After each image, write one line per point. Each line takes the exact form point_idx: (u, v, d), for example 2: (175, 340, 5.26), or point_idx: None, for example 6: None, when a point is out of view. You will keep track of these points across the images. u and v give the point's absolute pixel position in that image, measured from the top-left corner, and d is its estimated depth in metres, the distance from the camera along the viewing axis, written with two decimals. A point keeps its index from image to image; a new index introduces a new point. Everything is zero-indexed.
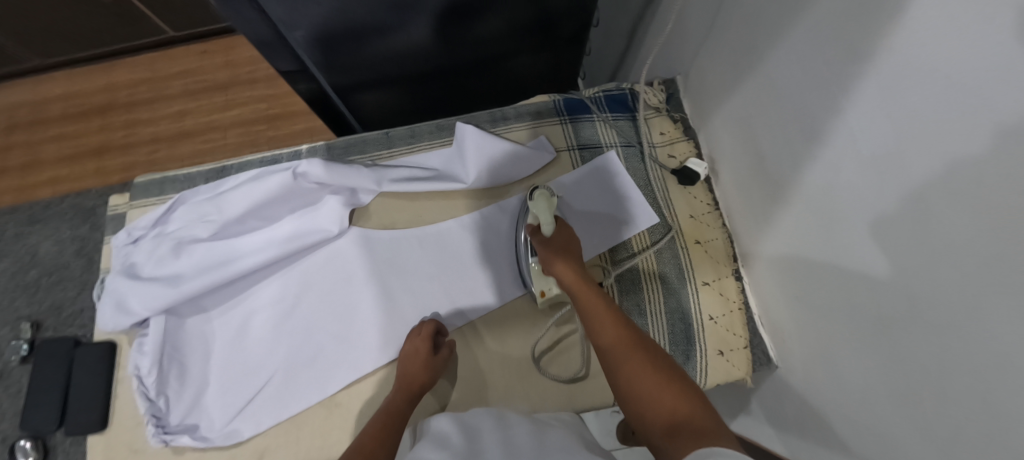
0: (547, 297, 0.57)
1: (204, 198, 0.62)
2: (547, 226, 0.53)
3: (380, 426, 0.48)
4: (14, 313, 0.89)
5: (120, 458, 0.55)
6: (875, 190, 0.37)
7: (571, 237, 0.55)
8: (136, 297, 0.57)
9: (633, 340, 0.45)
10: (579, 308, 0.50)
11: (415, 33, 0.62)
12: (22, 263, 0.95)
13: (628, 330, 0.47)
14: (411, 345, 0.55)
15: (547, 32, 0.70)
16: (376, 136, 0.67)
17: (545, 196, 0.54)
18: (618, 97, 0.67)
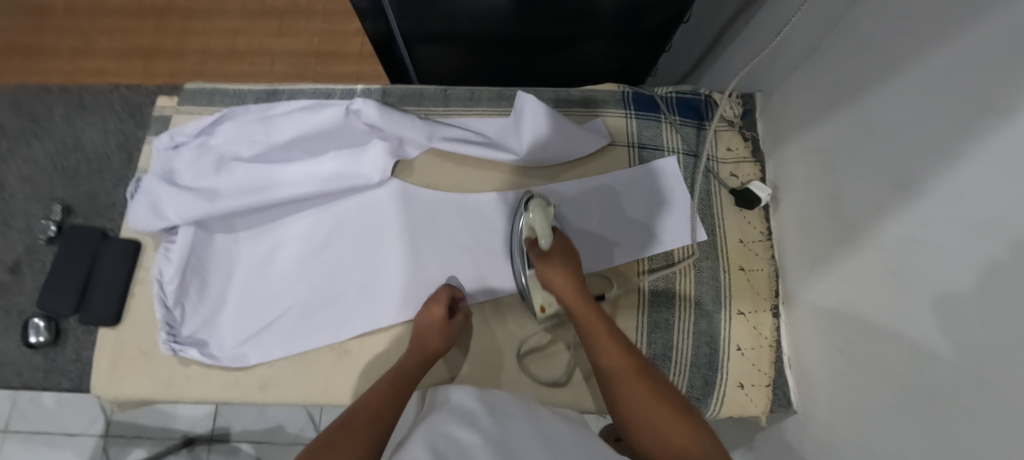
0: (546, 313, 0.56)
1: (252, 118, 0.61)
2: (545, 239, 0.50)
3: (389, 388, 0.47)
4: (48, 192, 0.92)
5: (130, 356, 0.56)
6: (964, 258, 0.33)
7: (569, 253, 0.54)
8: (171, 204, 0.56)
9: (636, 369, 0.46)
10: (584, 332, 0.50)
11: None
12: (64, 145, 0.96)
13: (631, 357, 0.47)
14: (429, 312, 0.54)
15: (631, 21, 0.66)
16: (434, 91, 0.65)
17: (541, 206, 0.52)
18: (692, 103, 0.64)
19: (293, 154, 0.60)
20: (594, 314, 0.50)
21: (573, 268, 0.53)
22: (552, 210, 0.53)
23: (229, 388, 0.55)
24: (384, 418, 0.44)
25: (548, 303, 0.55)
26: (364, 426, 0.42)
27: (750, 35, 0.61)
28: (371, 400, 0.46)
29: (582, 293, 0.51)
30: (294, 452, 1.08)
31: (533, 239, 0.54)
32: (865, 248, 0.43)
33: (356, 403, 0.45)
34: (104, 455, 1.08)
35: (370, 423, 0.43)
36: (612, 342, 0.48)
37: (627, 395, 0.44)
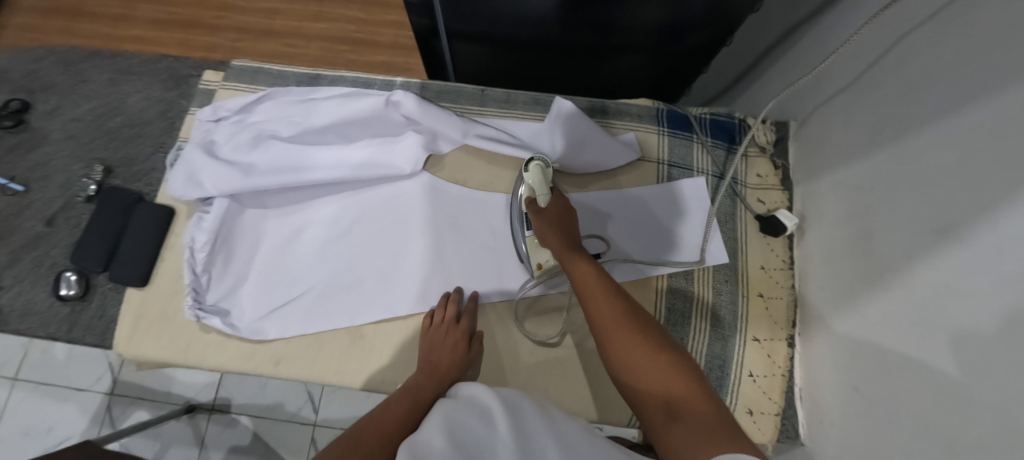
0: (543, 270, 0.55)
1: (293, 99, 0.62)
2: (541, 196, 0.52)
3: (406, 407, 0.47)
4: (89, 152, 0.94)
5: (153, 319, 0.57)
6: (997, 312, 0.33)
7: (564, 208, 0.53)
8: (209, 175, 0.57)
9: (627, 313, 0.44)
10: (573, 282, 0.48)
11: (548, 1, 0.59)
12: (110, 106, 0.99)
13: (621, 301, 0.45)
14: (447, 336, 0.55)
15: (671, 39, 0.67)
16: (471, 90, 0.66)
17: (540, 167, 0.54)
18: (726, 125, 0.64)
19: (329, 138, 0.61)
20: (584, 262, 0.48)
21: (567, 222, 0.52)
22: (550, 172, 0.54)
23: (246, 360, 0.56)
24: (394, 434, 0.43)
25: (545, 260, 0.55)
26: (374, 443, 0.42)
27: (789, 65, 0.61)
28: (384, 419, 0.45)
29: (573, 245, 0.50)
30: (291, 430, 1.10)
31: (532, 200, 0.54)
32: (896, 292, 0.43)
33: (368, 420, 0.45)
34: (107, 413, 1.10)
35: (380, 440, 0.42)
36: (602, 288, 0.46)
37: (617, 340, 0.42)
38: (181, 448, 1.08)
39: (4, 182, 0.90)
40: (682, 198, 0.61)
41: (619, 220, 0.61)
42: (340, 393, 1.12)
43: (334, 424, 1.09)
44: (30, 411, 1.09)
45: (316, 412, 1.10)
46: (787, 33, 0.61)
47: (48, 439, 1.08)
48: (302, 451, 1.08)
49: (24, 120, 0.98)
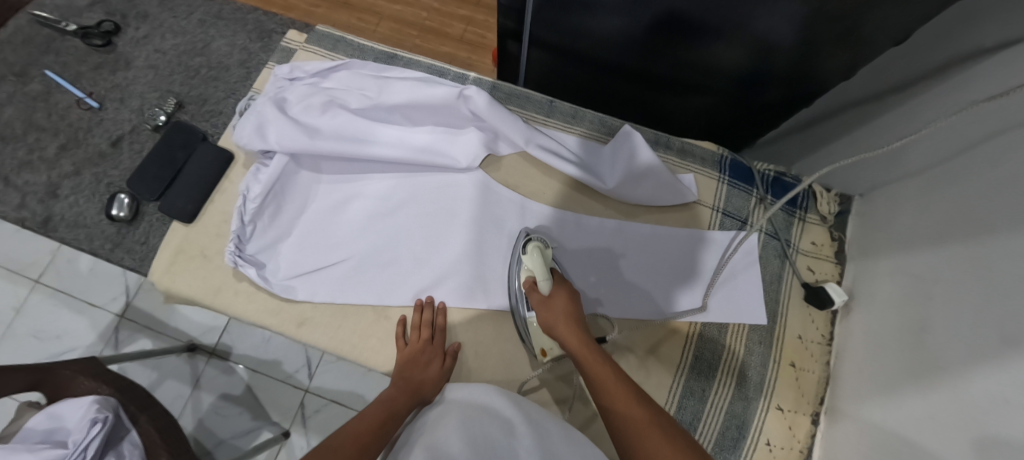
0: (547, 357, 0.55)
1: (367, 74, 0.63)
2: (544, 281, 0.53)
3: (378, 419, 0.50)
4: (166, 84, 0.98)
5: (192, 256, 0.59)
6: None
7: (571, 298, 0.53)
8: (276, 130, 0.58)
9: (646, 418, 0.43)
10: (588, 380, 0.48)
11: (635, 24, 0.60)
12: (194, 46, 1.02)
13: (641, 405, 0.44)
14: (419, 352, 0.55)
15: (749, 90, 0.67)
16: (540, 100, 0.66)
17: (540, 248, 0.54)
18: (789, 186, 0.62)
19: (395, 118, 0.62)
20: (598, 359, 0.48)
21: (574, 313, 0.52)
22: (549, 253, 0.55)
23: (271, 315, 0.57)
24: (370, 448, 0.47)
25: (549, 348, 0.55)
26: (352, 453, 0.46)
27: (862, 138, 0.60)
28: (359, 429, 0.48)
29: (584, 337, 0.50)
30: (283, 390, 1.10)
31: (532, 281, 0.54)
32: (945, 392, 0.41)
33: (344, 430, 0.49)
34: (114, 334, 1.11)
35: (358, 450, 0.46)
36: (619, 388, 0.46)
37: (638, 451, 0.41)
38: (175, 383, 1.10)
39: (81, 97, 0.94)
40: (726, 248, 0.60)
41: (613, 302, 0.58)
42: (335, 365, 1.12)
43: (324, 395, 1.10)
44: (44, 315, 1.12)
45: (310, 379, 1.11)
46: (868, 105, 0.60)
47: (53, 346, 1.10)
48: (288, 414, 1.09)
49: (112, 41, 1.00)
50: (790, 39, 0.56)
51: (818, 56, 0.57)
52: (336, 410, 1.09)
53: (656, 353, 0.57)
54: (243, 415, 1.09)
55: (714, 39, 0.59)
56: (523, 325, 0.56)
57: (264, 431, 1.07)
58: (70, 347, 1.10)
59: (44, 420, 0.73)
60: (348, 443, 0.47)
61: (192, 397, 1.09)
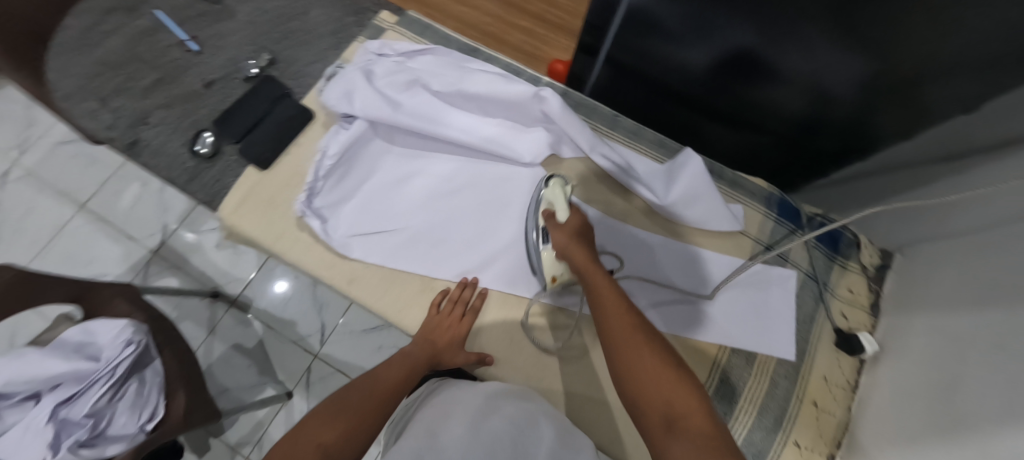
0: (556, 282, 0.57)
1: (450, 61, 0.67)
2: (562, 211, 0.56)
3: (405, 369, 0.55)
4: None
5: (261, 199, 0.62)
6: None
7: (583, 225, 0.55)
8: (362, 97, 0.62)
9: (635, 326, 0.45)
10: (587, 291, 0.50)
11: (708, 57, 0.64)
12: None
13: (631, 314, 0.46)
14: (447, 324, 0.57)
15: (806, 136, 0.70)
16: (606, 112, 0.69)
17: (559, 183, 0.58)
18: (833, 232, 0.64)
19: (469, 106, 0.65)
20: (600, 277, 0.50)
21: (585, 235, 0.54)
22: (569, 189, 0.58)
23: (325, 267, 0.60)
24: (400, 391, 0.53)
25: (560, 275, 0.57)
26: (384, 395, 0.51)
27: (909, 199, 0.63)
28: (390, 376, 0.54)
29: (589, 255, 0.52)
30: (293, 351, 1.12)
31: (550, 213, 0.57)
32: (965, 448, 0.41)
33: (376, 373, 0.54)
34: (144, 268, 1.15)
35: (389, 392, 0.52)
36: (615, 299, 0.48)
37: (623, 354, 0.44)
38: (193, 326, 1.12)
39: None
40: (764, 279, 0.62)
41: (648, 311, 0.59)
42: (346, 337, 1.14)
43: (332, 363, 1.11)
44: (84, 238, 1.16)
45: (320, 345, 1.13)
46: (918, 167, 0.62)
47: (85, 270, 1.14)
48: (294, 376, 1.10)
49: None
50: (854, 93, 0.59)
51: (877, 113, 0.60)
52: (340, 381, 1.10)
53: None
54: (251, 369, 1.11)
55: (781, 83, 0.62)
56: (537, 260, 0.58)
57: (267, 388, 1.09)
58: (101, 274, 1.14)
59: (78, 333, 0.74)
60: (379, 384, 0.52)
61: (206, 341, 1.11)
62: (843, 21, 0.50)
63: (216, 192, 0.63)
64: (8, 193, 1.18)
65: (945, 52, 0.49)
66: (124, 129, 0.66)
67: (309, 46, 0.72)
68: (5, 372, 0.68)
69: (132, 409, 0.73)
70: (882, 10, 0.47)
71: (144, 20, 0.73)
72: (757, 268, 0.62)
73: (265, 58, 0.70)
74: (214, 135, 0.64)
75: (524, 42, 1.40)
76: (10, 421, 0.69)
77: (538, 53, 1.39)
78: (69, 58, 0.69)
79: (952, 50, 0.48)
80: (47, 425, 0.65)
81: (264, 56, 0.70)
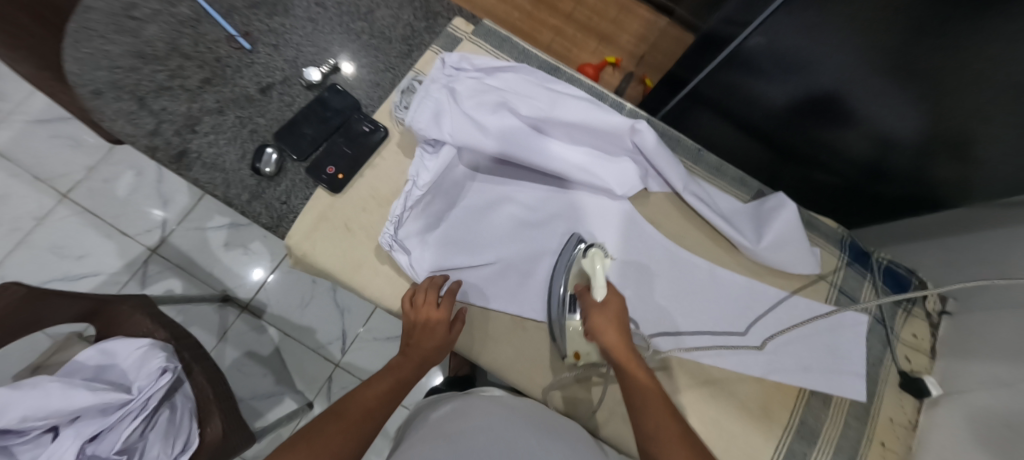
0: (579, 359, 0.56)
1: (535, 82, 0.63)
2: (598, 288, 0.53)
3: (385, 389, 0.53)
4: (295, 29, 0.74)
5: (334, 227, 0.57)
6: None
7: (623, 310, 0.53)
8: (451, 122, 0.58)
9: (681, 435, 0.45)
10: (629, 392, 0.49)
11: (785, 96, 0.65)
12: None
13: (673, 418, 0.46)
14: (425, 317, 0.54)
15: (869, 183, 0.70)
16: (689, 146, 0.67)
17: (599, 254, 0.55)
18: (898, 277, 0.67)
19: (558, 134, 0.62)
20: (644, 377, 0.49)
21: (624, 321, 0.52)
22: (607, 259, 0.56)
23: None
24: (375, 415, 0.51)
25: (583, 352, 0.55)
26: (358, 419, 0.50)
27: (960, 245, 0.63)
28: (372, 395, 0.52)
29: (634, 354, 0.50)
30: (312, 359, 1.06)
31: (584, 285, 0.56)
32: None
33: (354, 395, 0.52)
34: (143, 268, 1.04)
35: (363, 418, 0.50)
36: (660, 403, 0.48)
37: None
38: (202, 332, 1.03)
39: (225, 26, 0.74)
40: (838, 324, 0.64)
41: (733, 352, 0.60)
42: (369, 346, 1.08)
43: (355, 372, 1.06)
44: (68, 231, 1.03)
45: (342, 354, 1.06)
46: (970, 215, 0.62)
47: (72, 266, 1.01)
48: (315, 386, 1.04)
49: None
50: (912, 139, 0.59)
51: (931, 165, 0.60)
52: None
53: (766, 410, 0.59)
54: (267, 377, 1.03)
55: (851, 129, 0.64)
56: (559, 326, 0.56)
57: (286, 399, 1.03)
58: (92, 272, 1.02)
59: (95, 356, 0.68)
60: (358, 405, 0.50)
61: (217, 348, 1.03)
62: (901, 68, 0.52)
63: (283, 215, 0.57)
64: None
65: (992, 109, 0.50)
66: (169, 137, 0.57)
67: (377, 52, 0.65)
68: (20, 406, 0.60)
69: (166, 438, 0.67)
70: (936, 61, 0.49)
71: (182, 7, 0.63)
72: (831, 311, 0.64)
73: (329, 64, 0.63)
74: (277, 153, 0.58)
75: (552, 42, 1.32)
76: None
77: (566, 54, 1.32)
78: (93, 44, 0.59)
79: (988, 94, 0.49)
80: None
81: (328, 62, 0.63)
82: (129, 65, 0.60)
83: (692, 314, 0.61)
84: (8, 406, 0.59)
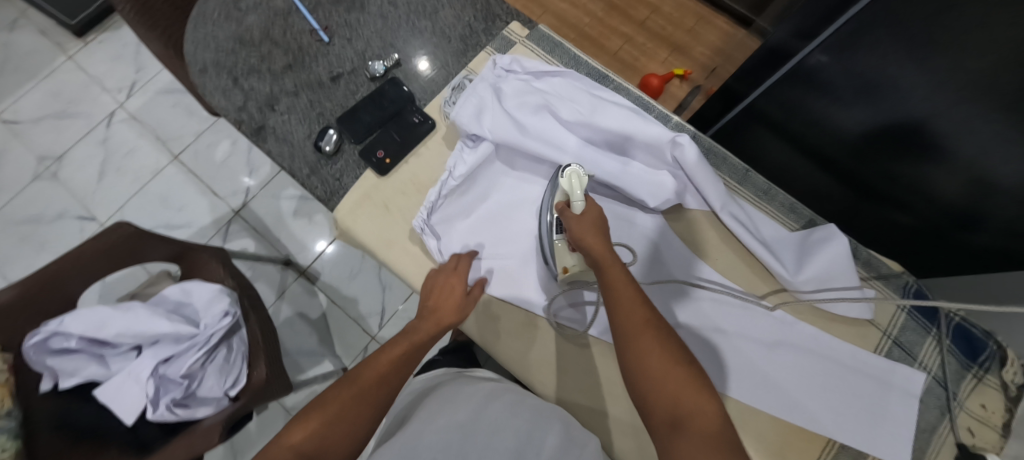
0: (567, 274, 0.56)
1: (581, 87, 0.64)
2: (578, 202, 0.53)
3: (397, 355, 0.51)
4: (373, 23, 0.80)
5: (375, 206, 0.62)
6: None
7: (600, 215, 0.53)
8: (492, 119, 0.61)
9: (649, 321, 0.45)
10: (603, 282, 0.49)
11: (861, 119, 0.60)
12: None
13: (643, 305, 0.46)
14: (449, 279, 0.57)
15: (954, 229, 0.62)
16: (737, 166, 0.64)
17: (578, 175, 0.55)
18: (974, 340, 0.58)
19: (598, 140, 0.62)
20: (616, 269, 0.49)
21: (603, 225, 0.52)
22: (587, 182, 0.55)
23: None
24: (389, 381, 0.49)
25: (570, 265, 0.56)
26: (370, 386, 0.48)
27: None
28: (383, 362, 0.50)
29: (608, 248, 0.50)
30: (353, 329, 1.14)
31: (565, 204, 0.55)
32: None
33: (366, 363, 0.50)
34: (226, 225, 1.18)
35: (377, 384, 0.48)
36: (631, 296, 0.47)
37: (634, 349, 0.44)
38: (266, 288, 1.15)
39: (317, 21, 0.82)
40: (886, 379, 0.57)
41: (754, 385, 0.57)
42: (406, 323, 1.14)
43: None
44: (174, 187, 1.20)
45: (379, 327, 1.14)
46: None
47: (173, 217, 1.18)
48: (352, 353, 1.12)
49: None
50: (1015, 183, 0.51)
51: None
52: None
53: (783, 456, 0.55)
54: (312, 339, 1.13)
55: (935, 163, 0.56)
56: (548, 245, 0.58)
57: (325, 361, 1.12)
58: (187, 224, 1.18)
59: (177, 293, 0.78)
60: (370, 371, 0.49)
61: (276, 304, 1.14)
62: (992, 97, 0.46)
63: (335, 190, 0.63)
64: (112, 132, 1.24)
65: None
66: (253, 112, 0.66)
67: (437, 50, 0.70)
68: (116, 324, 0.72)
69: (220, 373, 0.76)
70: None
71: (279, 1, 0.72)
72: (878, 363, 0.58)
73: (393, 58, 0.68)
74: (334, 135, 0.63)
75: (621, 49, 1.30)
76: (115, 368, 0.74)
77: (633, 64, 1.30)
78: (206, 29, 0.70)
79: None
80: (149, 378, 0.72)
81: (392, 57, 0.68)
82: (230, 48, 0.69)
83: (717, 341, 0.58)
84: (107, 322, 0.71)
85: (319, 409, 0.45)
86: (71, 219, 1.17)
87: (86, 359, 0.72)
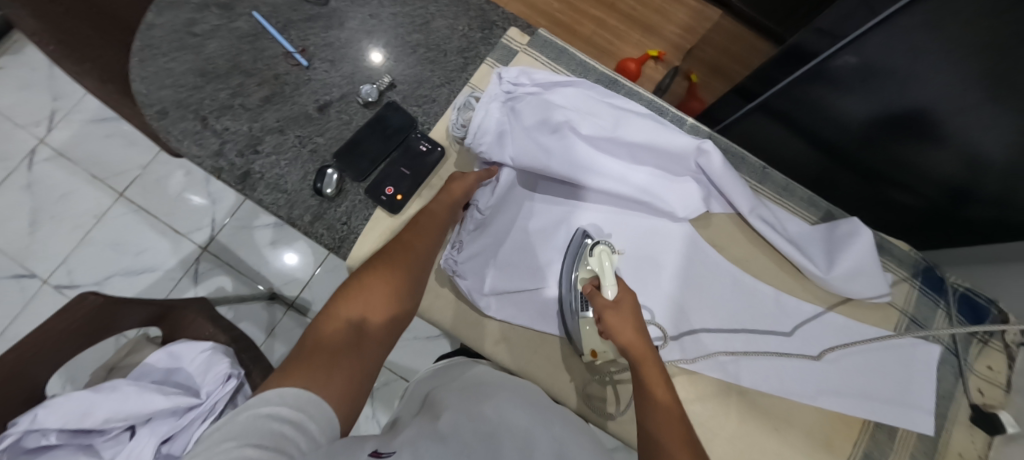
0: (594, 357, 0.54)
1: (596, 97, 0.61)
2: (610, 287, 0.51)
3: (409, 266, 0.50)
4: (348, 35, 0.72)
5: None
6: None
7: (637, 308, 0.50)
8: (513, 145, 0.58)
9: (684, 437, 0.43)
10: (638, 384, 0.46)
11: (866, 109, 0.61)
12: None
13: (679, 419, 0.44)
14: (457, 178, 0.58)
15: (952, 207, 0.65)
16: (755, 164, 0.65)
17: (604, 253, 0.53)
18: (978, 308, 0.63)
19: (621, 153, 0.60)
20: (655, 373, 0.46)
21: (639, 317, 0.49)
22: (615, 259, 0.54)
23: (470, 326, 0.57)
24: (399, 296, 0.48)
25: (600, 350, 0.54)
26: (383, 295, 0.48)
27: None
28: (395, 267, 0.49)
29: (647, 346, 0.48)
30: None
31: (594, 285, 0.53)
32: None
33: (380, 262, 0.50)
34: (194, 265, 1.07)
35: (387, 296, 0.47)
36: (668, 405, 0.45)
37: None
38: (253, 327, 1.06)
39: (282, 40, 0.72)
40: (908, 354, 0.61)
41: (794, 379, 0.59)
42: (412, 342, 1.10)
43: (397, 371, 1.08)
44: (125, 229, 1.07)
45: None
46: None
47: (130, 263, 1.05)
48: None
49: None
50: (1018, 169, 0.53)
51: None
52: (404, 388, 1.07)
53: (829, 443, 0.57)
54: None
55: (940, 149, 0.58)
56: (574, 325, 0.55)
57: None
58: (148, 269, 1.05)
59: (164, 359, 0.71)
60: (395, 255, 0.50)
61: (267, 343, 1.06)
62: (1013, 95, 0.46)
63: (345, 235, 0.57)
64: (37, 174, 1.07)
65: None
66: (234, 157, 0.58)
67: (433, 66, 0.63)
68: (103, 408, 0.63)
69: None
70: None
71: (242, 22, 0.63)
72: (901, 341, 0.62)
73: (384, 80, 0.62)
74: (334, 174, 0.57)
75: (594, 34, 1.27)
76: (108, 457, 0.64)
77: (608, 48, 1.27)
78: (157, 63, 0.60)
79: None
80: None
81: (383, 78, 0.62)
82: (192, 83, 0.60)
83: (756, 342, 0.59)
84: (91, 408, 0.63)
85: (363, 288, 0.47)
86: (7, 280, 1.02)
87: (71, 453, 0.63)
